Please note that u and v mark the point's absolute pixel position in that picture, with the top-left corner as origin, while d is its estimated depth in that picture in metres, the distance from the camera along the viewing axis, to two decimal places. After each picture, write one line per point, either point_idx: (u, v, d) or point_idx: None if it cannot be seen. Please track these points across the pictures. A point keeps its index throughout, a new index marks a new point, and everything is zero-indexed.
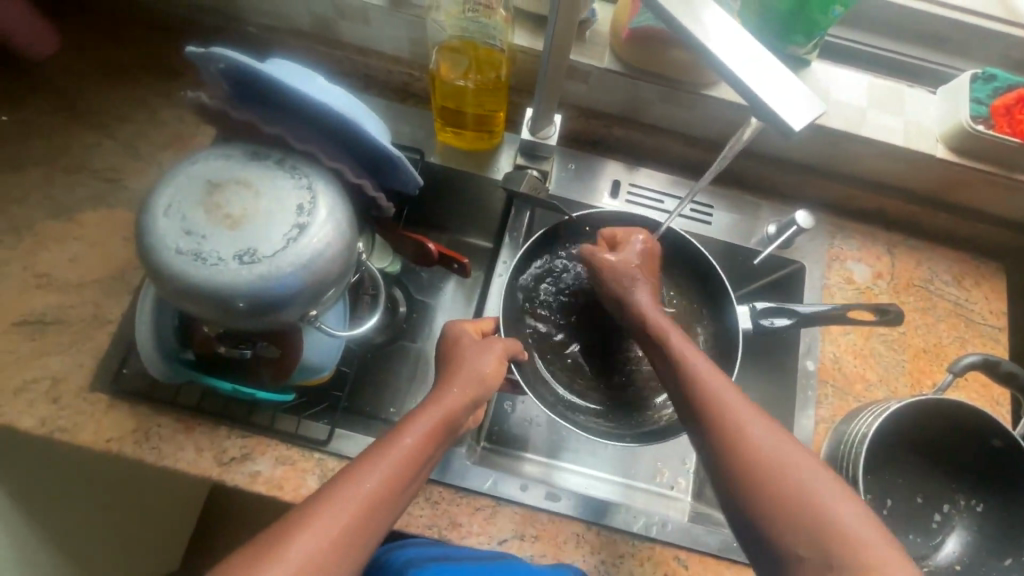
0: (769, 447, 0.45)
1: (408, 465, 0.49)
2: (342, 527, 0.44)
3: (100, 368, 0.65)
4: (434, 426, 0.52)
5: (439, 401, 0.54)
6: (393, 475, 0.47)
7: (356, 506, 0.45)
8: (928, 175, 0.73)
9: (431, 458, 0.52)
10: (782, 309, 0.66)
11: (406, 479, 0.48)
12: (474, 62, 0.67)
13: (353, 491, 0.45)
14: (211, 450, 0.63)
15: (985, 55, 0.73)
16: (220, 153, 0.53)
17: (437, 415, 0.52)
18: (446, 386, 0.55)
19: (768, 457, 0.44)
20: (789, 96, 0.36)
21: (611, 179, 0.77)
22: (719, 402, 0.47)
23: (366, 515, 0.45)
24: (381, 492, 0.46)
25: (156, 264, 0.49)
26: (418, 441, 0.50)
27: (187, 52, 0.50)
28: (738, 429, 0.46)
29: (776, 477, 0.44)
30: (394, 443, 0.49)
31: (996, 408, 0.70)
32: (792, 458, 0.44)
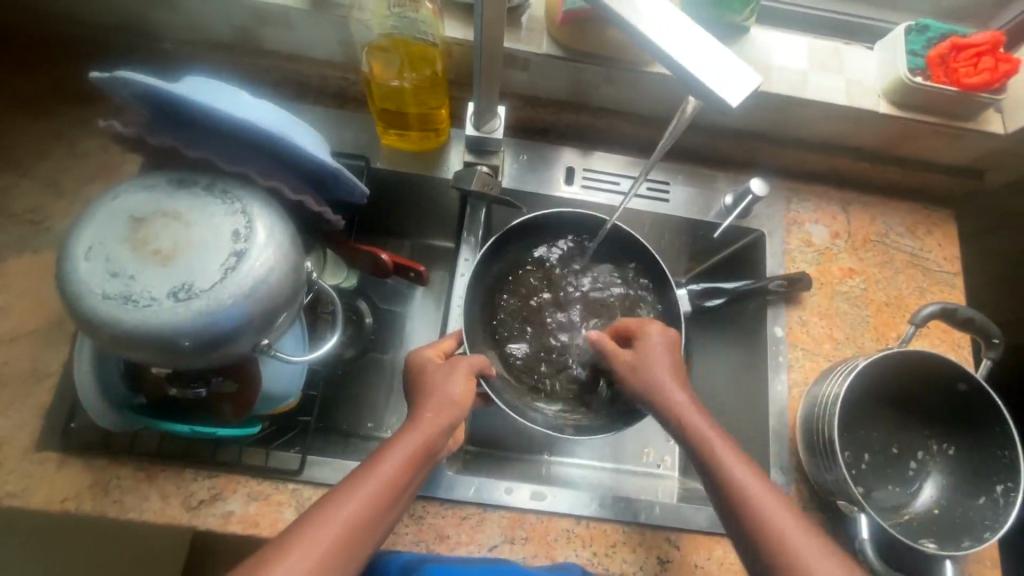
0: (745, 476, 0.49)
1: (384, 499, 0.47)
2: (312, 567, 0.42)
3: (45, 425, 0.60)
4: (412, 451, 0.50)
5: (418, 424, 0.52)
6: (367, 508, 0.46)
7: (326, 544, 0.43)
8: (873, 131, 0.73)
9: (411, 487, 0.50)
10: (712, 290, 0.75)
11: (382, 510, 0.46)
12: (407, 60, 0.64)
13: (324, 529, 0.44)
14: (178, 496, 0.60)
15: (918, 7, 0.74)
16: (142, 184, 0.49)
17: (416, 442, 0.50)
18: (427, 407, 0.53)
19: (743, 482, 0.49)
20: (722, 72, 0.35)
21: (565, 166, 0.75)
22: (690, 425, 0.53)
23: (339, 551, 0.43)
24: (355, 525, 0.45)
25: (84, 312, 0.46)
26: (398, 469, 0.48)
27: (89, 78, 0.46)
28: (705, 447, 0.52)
29: (738, 491, 0.49)
30: (376, 466, 0.48)
31: (959, 351, 0.72)
32: (749, 476, 0.50)
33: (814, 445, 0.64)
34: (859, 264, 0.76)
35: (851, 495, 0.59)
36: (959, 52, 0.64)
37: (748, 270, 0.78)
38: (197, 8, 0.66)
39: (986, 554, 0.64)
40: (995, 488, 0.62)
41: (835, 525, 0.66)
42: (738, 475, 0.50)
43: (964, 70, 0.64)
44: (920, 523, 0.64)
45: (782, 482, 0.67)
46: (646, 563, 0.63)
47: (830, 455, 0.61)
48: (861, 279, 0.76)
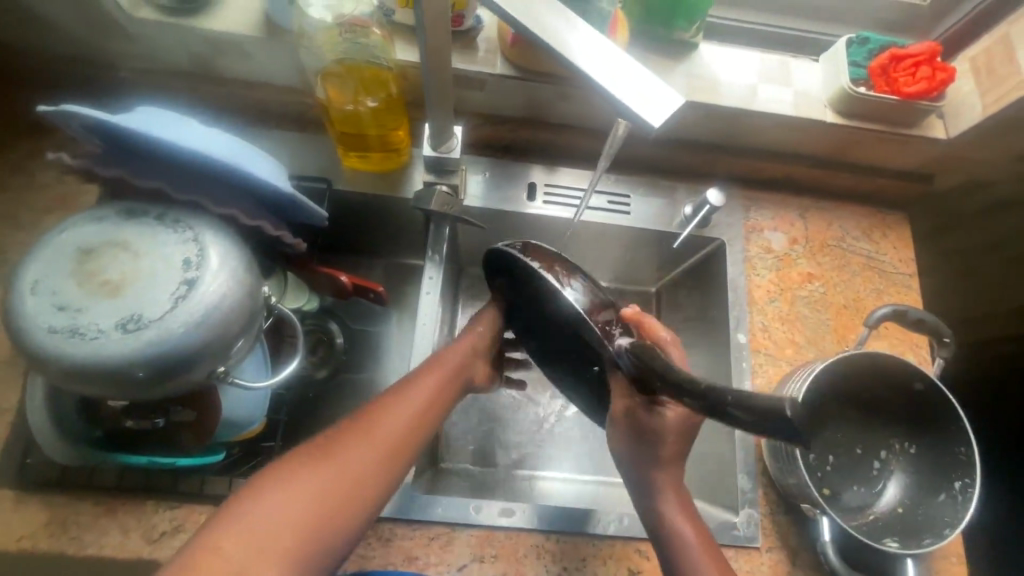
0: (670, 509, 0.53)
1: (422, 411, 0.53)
2: (383, 442, 0.49)
3: (1, 462, 0.59)
4: (449, 373, 0.57)
5: (456, 348, 0.59)
6: (409, 415, 0.52)
7: (373, 441, 0.49)
8: (823, 140, 0.76)
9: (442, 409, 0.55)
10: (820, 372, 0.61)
11: (421, 419, 0.52)
12: (361, 84, 0.65)
13: (369, 429, 0.50)
14: (139, 529, 0.59)
15: (858, 20, 0.77)
16: (92, 216, 0.49)
17: (449, 367, 0.57)
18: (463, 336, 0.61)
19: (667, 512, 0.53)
20: (641, 93, 0.36)
21: (528, 182, 0.76)
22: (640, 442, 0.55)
23: (396, 442, 0.50)
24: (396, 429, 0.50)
25: (31, 347, 0.45)
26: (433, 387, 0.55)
27: (35, 112, 0.46)
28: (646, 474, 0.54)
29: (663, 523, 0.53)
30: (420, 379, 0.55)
31: (917, 351, 0.74)
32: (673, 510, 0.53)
33: (777, 449, 0.65)
34: (817, 269, 0.78)
35: (812, 498, 0.60)
36: (898, 62, 0.67)
37: (710, 278, 0.79)
38: (152, 38, 0.66)
39: (950, 550, 0.65)
40: (954, 484, 0.63)
41: (802, 528, 0.67)
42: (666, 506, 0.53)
43: (904, 80, 0.67)
44: (885, 523, 0.65)
45: (749, 488, 0.67)
46: None
47: (791, 459, 0.62)
48: (820, 283, 0.77)
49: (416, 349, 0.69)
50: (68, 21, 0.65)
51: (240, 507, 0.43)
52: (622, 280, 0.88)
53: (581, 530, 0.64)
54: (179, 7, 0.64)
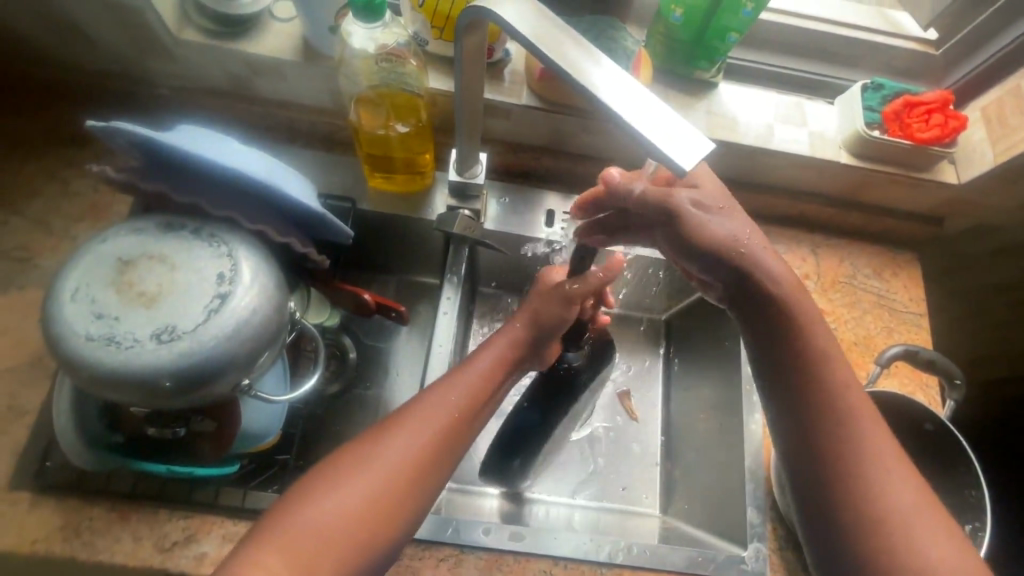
0: (884, 472, 0.47)
1: (479, 393, 0.53)
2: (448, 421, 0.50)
3: (20, 463, 0.60)
4: (503, 351, 0.56)
5: (518, 323, 0.58)
6: (467, 397, 0.52)
7: (437, 422, 0.50)
8: (838, 179, 0.77)
9: (480, 410, 0.53)
10: None
11: (471, 409, 0.52)
12: (393, 109, 0.67)
13: (431, 412, 0.50)
14: (151, 537, 0.59)
15: (873, 65, 0.79)
16: (131, 228, 0.51)
17: (490, 368, 0.55)
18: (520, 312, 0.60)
19: (874, 474, 0.46)
20: (672, 138, 0.38)
21: (546, 209, 0.78)
22: (831, 396, 0.49)
23: (455, 423, 0.50)
24: (456, 410, 0.51)
25: (65, 353, 0.47)
26: (490, 366, 0.55)
27: (85, 127, 0.48)
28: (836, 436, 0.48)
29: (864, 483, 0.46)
30: (473, 362, 0.55)
31: (927, 391, 0.75)
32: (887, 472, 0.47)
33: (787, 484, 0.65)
34: (828, 304, 0.79)
35: None
36: (912, 109, 0.69)
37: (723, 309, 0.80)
38: (194, 58, 0.69)
39: None
40: (965, 527, 0.63)
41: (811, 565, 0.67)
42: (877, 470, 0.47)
43: (917, 125, 0.69)
44: None
45: (758, 521, 0.67)
46: None
47: None
48: (831, 319, 0.79)
49: (430, 371, 0.69)
50: (114, 38, 0.68)
51: (320, 493, 0.45)
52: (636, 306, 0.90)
53: (591, 557, 0.64)
54: (222, 30, 0.67)
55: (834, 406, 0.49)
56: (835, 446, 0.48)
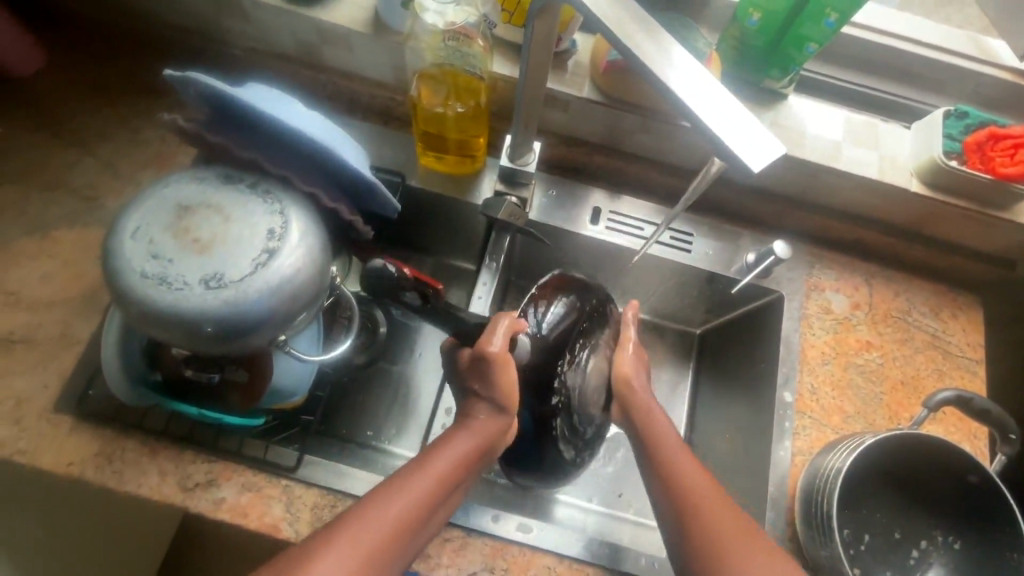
0: (728, 524, 0.52)
1: (431, 496, 0.50)
2: (387, 531, 0.47)
3: (67, 388, 0.63)
4: (468, 452, 0.53)
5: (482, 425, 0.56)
6: (415, 507, 0.49)
7: (377, 533, 0.46)
8: (904, 208, 0.73)
9: (429, 514, 0.50)
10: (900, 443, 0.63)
11: (416, 520, 0.49)
12: (453, 90, 0.67)
13: (372, 522, 0.46)
14: (175, 475, 0.61)
15: (959, 92, 0.75)
16: (193, 176, 0.53)
17: (448, 467, 0.52)
18: (478, 410, 0.57)
19: (719, 527, 0.52)
20: (742, 136, 0.37)
21: (592, 205, 0.77)
22: (670, 463, 0.58)
23: (394, 537, 0.47)
24: (396, 525, 0.47)
25: (121, 288, 0.49)
26: (445, 471, 0.51)
27: (164, 75, 0.50)
28: (686, 490, 0.55)
29: (712, 531, 0.52)
30: (433, 462, 0.52)
31: (974, 442, 0.70)
32: (726, 522, 0.53)
33: (811, 517, 0.63)
34: (877, 338, 0.76)
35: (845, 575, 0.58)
36: (997, 141, 0.65)
37: (764, 330, 0.78)
38: (268, 21, 0.71)
39: None
40: None
41: None
42: (720, 517, 0.53)
43: (1000, 160, 0.64)
44: None
45: None
46: None
47: (826, 530, 0.60)
48: (878, 354, 0.75)
49: None
50: None
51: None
52: (672, 316, 0.89)
53: (598, 563, 0.63)
54: None
55: (674, 465, 0.57)
56: (699, 543, 0.52)
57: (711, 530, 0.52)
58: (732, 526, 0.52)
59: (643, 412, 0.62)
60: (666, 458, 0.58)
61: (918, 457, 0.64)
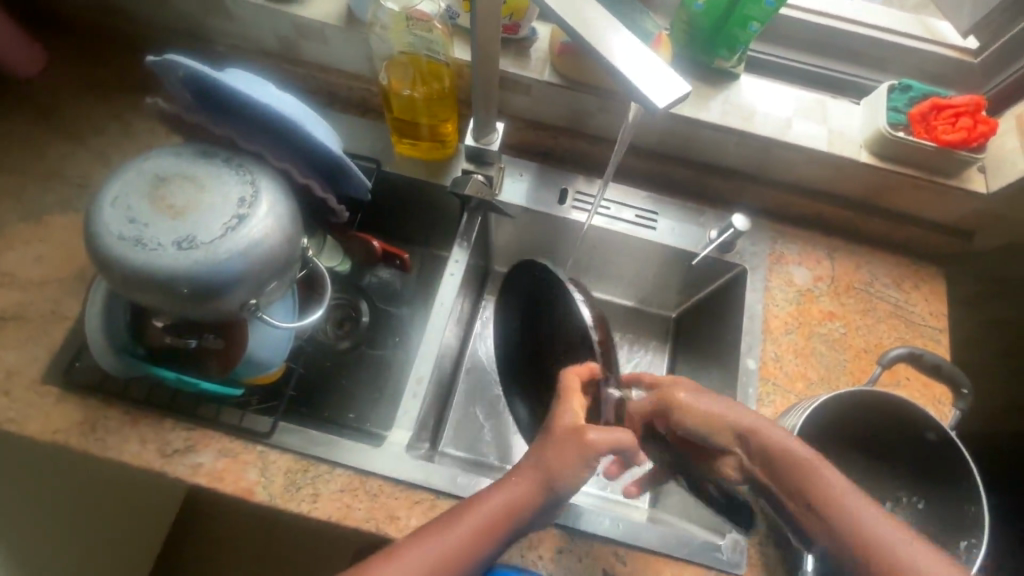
0: (867, 517, 0.48)
1: (470, 541, 0.50)
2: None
3: (54, 361, 0.66)
4: (517, 497, 0.51)
5: (518, 490, 0.51)
6: (443, 559, 0.49)
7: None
8: (859, 180, 0.76)
9: (467, 565, 0.49)
10: (861, 403, 0.64)
11: (446, 570, 0.49)
12: (419, 74, 0.71)
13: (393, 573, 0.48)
14: (156, 442, 0.64)
15: (906, 69, 0.78)
16: (171, 150, 0.57)
17: (491, 513, 0.50)
18: (537, 462, 0.53)
19: (862, 520, 0.48)
20: (653, 78, 0.41)
21: (559, 187, 0.81)
22: (788, 454, 0.51)
23: None
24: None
25: (101, 251, 0.52)
26: (465, 537, 0.50)
27: (144, 58, 0.54)
28: (825, 486, 0.50)
29: (860, 530, 0.48)
30: (473, 509, 0.51)
31: (938, 407, 0.71)
32: (872, 516, 0.48)
33: None
34: (839, 308, 0.77)
35: None
36: (939, 112, 0.68)
37: (731, 304, 0.80)
38: (250, 19, 0.76)
39: None
40: (960, 543, 0.60)
41: (792, 565, 0.65)
42: (867, 514, 0.48)
43: (943, 128, 0.67)
44: None
45: None
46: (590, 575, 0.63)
47: None
48: (841, 323, 0.77)
49: (432, 325, 0.73)
50: None
51: None
52: (644, 297, 0.91)
53: (563, 524, 0.64)
54: None
55: (804, 466, 0.50)
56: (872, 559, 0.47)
57: (864, 533, 0.48)
58: (878, 519, 0.48)
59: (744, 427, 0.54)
60: (781, 450, 0.52)
61: (876, 417, 0.65)
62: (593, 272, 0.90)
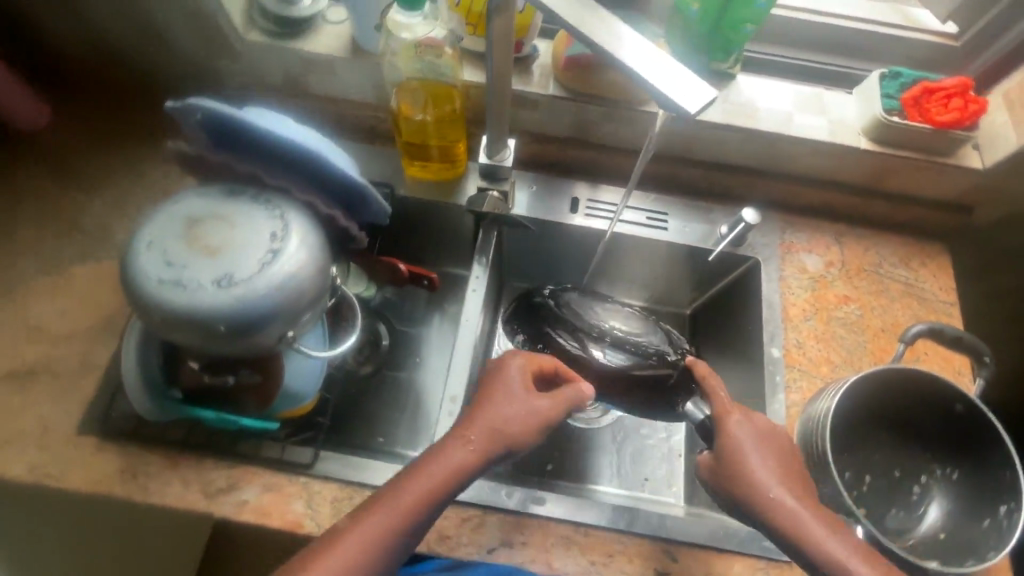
0: (834, 547, 0.53)
1: (418, 505, 0.52)
2: (360, 553, 0.50)
3: (89, 410, 0.66)
4: (461, 459, 0.54)
5: (466, 453, 0.54)
6: (392, 524, 0.51)
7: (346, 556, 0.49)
8: (859, 166, 0.79)
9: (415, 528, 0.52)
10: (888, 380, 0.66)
11: (393, 537, 0.51)
12: (429, 97, 0.73)
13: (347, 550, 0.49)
14: (199, 483, 0.64)
15: (892, 57, 0.81)
16: (199, 192, 0.58)
17: (432, 477, 0.53)
18: (476, 427, 0.56)
19: (829, 549, 0.53)
20: (680, 85, 0.42)
21: (571, 196, 0.82)
22: (771, 499, 0.55)
23: (363, 556, 0.50)
24: (372, 542, 0.50)
25: (140, 295, 0.53)
26: (410, 502, 0.52)
27: (167, 105, 0.55)
28: (788, 517, 0.54)
29: (831, 564, 0.52)
30: (418, 476, 0.53)
31: (960, 378, 0.73)
32: (836, 545, 0.53)
33: (809, 458, 0.65)
34: (853, 292, 0.80)
35: (848, 507, 0.60)
36: (930, 95, 0.71)
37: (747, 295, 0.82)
38: (257, 58, 0.77)
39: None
40: (999, 508, 0.61)
41: None
42: (832, 547, 0.53)
43: (936, 110, 0.70)
44: (926, 548, 0.64)
45: None
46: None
47: (825, 468, 0.63)
48: (857, 306, 0.79)
49: (461, 342, 0.73)
50: (188, 39, 0.76)
51: None
52: (660, 297, 0.93)
53: (610, 527, 0.65)
54: (281, 32, 0.75)
55: (766, 491, 0.56)
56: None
57: (832, 562, 0.52)
58: (843, 551, 0.52)
59: (735, 453, 0.58)
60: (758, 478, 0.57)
61: (903, 393, 0.67)
62: (608, 278, 0.91)
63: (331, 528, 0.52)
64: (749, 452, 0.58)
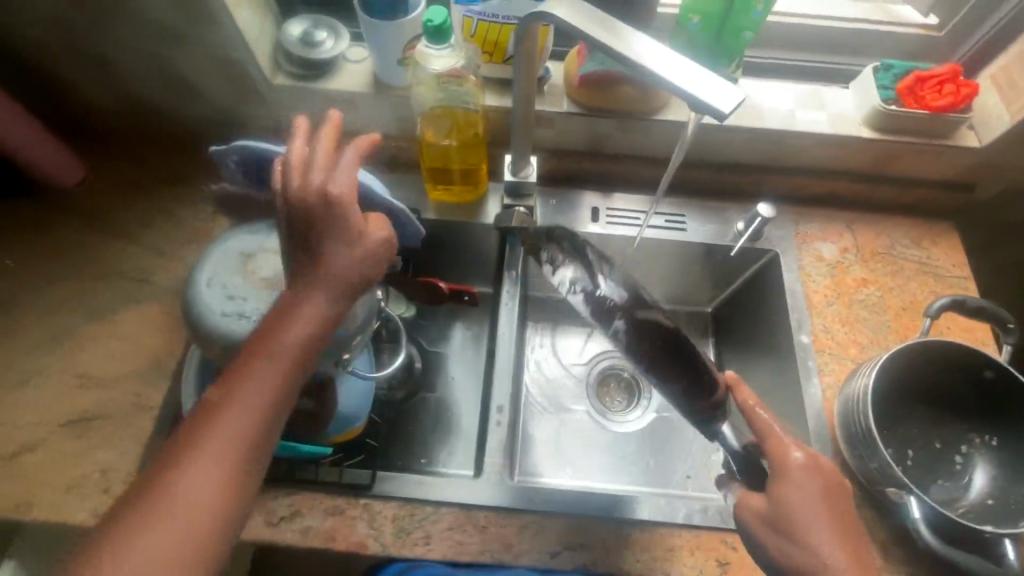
0: None
1: (270, 392, 0.46)
2: (219, 466, 0.44)
3: (147, 451, 0.67)
4: (300, 338, 0.47)
5: (313, 309, 0.47)
6: (245, 421, 0.45)
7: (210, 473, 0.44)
8: (863, 155, 0.82)
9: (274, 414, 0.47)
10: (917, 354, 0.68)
11: (249, 435, 0.45)
12: (454, 125, 0.77)
13: (201, 464, 0.44)
14: (261, 512, 0.65)
15: (881, 51, 0.86)
16: (249, 228, 0.60)
17: (275, 360, 0.46)
18: (302, 292, 0.48)
19: None
20: (712, 89, 0.46)
21: (589, 207, 0.86)
22: (809, 537, 0.51)
23: (229, 464, 0.44)
24: (236, 444, 0.45)
25: (204, 330, 0.55)
26: (264, 395, 0.46)
27: (213, 149, 0.58)
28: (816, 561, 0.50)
29: None
30: (251, 369, 0.46)
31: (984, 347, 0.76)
32: None
33: (853, 436, 0.67)
34: (871, 274, 0.83)
35: (899, 478, 0.62)
36: (922, 83, 0.75)
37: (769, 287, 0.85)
38: (283, 100, 0.81)
39: None
40: None
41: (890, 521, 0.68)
42: None
43: (931, 96, 0.74)
44: (978, 514, 0.65)
45: None
46: (705, 566, 0.64)
47: (870, 443, 0.64)
48: (876, 288, 0.82)
49: (501, 354, 0.77)
50: (215, 87, 0.80)
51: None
52: (682, 297, 0.95)
53: (667, 521, 0.66)
54: (306, 74, 0.79)
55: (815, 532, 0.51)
56: None
57: None
58: None
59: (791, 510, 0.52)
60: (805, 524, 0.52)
61: (932, 365, 0.69)
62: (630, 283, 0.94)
63: (173, 446, 0.45)
64: (819, 534, 0.51)
